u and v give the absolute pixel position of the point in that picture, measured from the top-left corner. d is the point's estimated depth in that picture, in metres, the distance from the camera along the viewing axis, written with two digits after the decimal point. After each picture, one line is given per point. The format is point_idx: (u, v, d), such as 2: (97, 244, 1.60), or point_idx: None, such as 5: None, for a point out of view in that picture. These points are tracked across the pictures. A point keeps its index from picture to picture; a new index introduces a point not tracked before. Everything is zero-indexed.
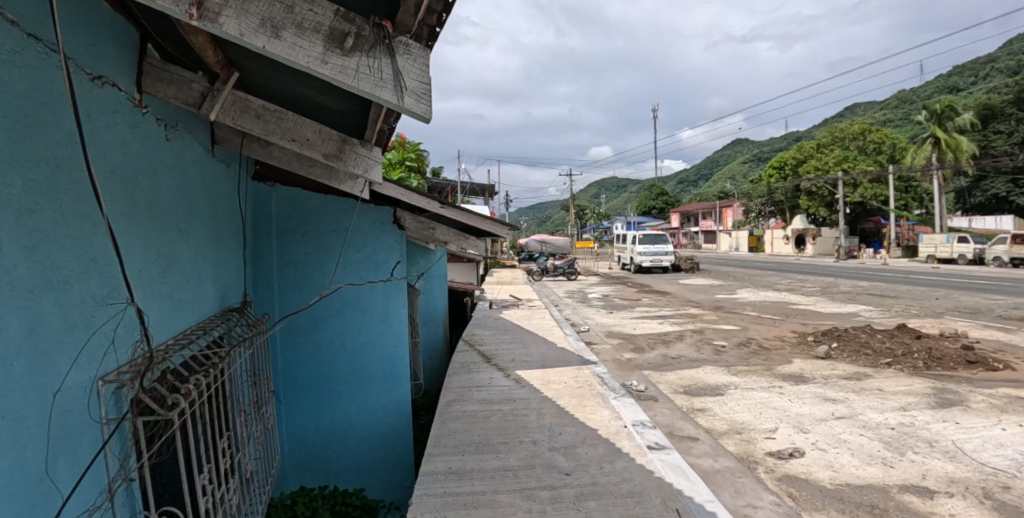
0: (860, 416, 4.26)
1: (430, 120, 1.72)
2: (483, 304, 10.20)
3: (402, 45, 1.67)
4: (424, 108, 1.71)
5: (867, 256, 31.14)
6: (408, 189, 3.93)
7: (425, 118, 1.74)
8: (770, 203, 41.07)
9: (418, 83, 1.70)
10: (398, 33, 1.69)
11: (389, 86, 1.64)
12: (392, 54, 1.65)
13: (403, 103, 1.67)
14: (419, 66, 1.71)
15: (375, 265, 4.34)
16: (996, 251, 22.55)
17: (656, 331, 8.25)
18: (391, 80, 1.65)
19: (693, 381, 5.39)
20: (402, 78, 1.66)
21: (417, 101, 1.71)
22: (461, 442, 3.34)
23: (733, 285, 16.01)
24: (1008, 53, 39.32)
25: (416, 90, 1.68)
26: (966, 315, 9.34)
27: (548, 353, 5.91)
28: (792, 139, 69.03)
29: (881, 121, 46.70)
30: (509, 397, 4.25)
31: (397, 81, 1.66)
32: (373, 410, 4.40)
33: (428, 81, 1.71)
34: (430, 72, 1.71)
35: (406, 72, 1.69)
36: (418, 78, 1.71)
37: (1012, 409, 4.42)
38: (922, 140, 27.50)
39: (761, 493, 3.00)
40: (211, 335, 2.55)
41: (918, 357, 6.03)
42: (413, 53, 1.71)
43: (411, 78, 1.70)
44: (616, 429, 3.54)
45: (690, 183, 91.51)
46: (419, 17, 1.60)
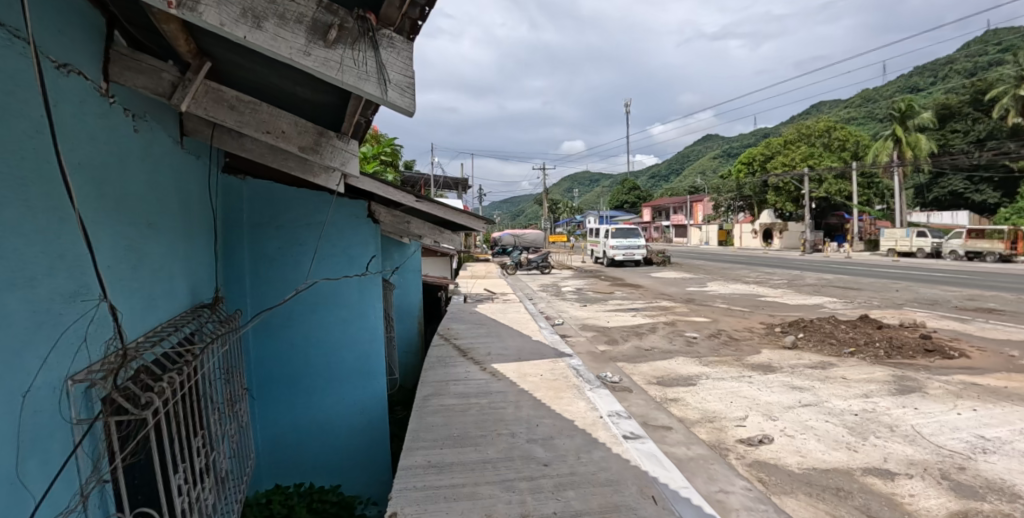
0: (824, 403, 4.43)
1: (413, 114, 1.71)
2: (458, 298, 10.17)
3: (385, 38, 1.65)
4: (410, 103, 1.71)
5: (831, 250, 32.23)
6: (383, 183, 3.88)
7: (409, 112, 1.73)
8: (738, 198, 42.08)
9: (401, 77, 1.68)
10: (381, 25, 1.67)
11: (372, 79, 1.63)
12: (375, 47, 1.63)
13: (388, 97, 1.67)
14: (403, 59, 1.69)
15: (351, 260, 4.29)
16: (953, 245, 23.62)
17: (630, 323, 8.38)
18: (375, 73, 1.63)
19: (666, 372, 5.49)
20: (385, 71, 1.65)
21: (402, 95, 1.70)
22: (440, 435, 3.34)
23: (703, 278, 16.39)
24: (966, 56, 41.05)
25: (400, 84, 1.67)
26: (923, 306, 9.79)
27: (524, 346, 5.95)
28: (761, 136, 70.56)
29: (846, 119, 48.23)
30: (486, 390, 4.27)
31: (380, 74, 1.64)
32: (349, 407, 4.37)
33: (414, 75, 1.71)
34: (414, 66, 1.69)
35: (390, 65, 1.67)
36: (403, 71, 1.70)
37: (966, 395, 4.67)
38: (884, 138, 28.53)
39: (733, 478, 3.09)
40: (183, 331, 2.49)
41: (880, 345, 6.30)
42: (396, 46, 1.68)
43: (395, 71, 1.68)
44: (593, 420, 3.60)
45: (662, 178, 92.97)
46: (403, 9, 1.60)
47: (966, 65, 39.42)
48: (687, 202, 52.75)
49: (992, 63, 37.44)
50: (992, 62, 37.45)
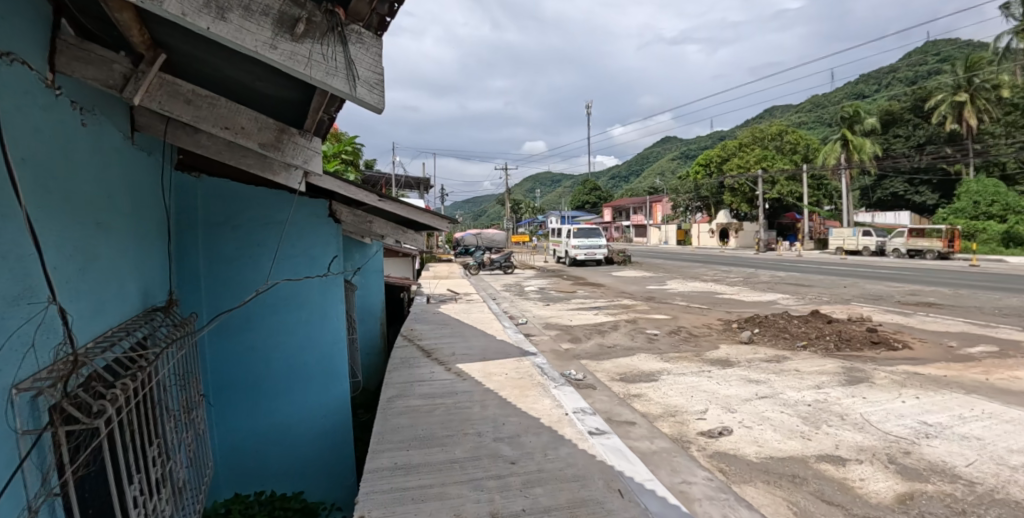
0: (780, 395, 4.62)
1: (382, 111, 1.69)
2: (421, 298, 10.06)
3: (354, 33, 1.63)
4: (380, 100, 1.69)
5: (783, 248, 33.62)
6: (345, 182, 3.81)
7: (378, 109, 1.72)
8: (696, 199, 43.25)
9: (370, 74, 1.67)
10: (350, 21, 1.64)
11: (341, 75, 1.61)
12: (344, 43, 1.61)
13: (357, 94, 1.65)
14: (372, 55, 1.67)
15: (312, 261, 4.21)
16: (895, 243, 25.00)
17: (592, 321, 8.50)
18: (343, 69, 1.61)
19: (629, 369, 5.61)
20: (354, 67, 1.63)
21: (372, 93, 1.69)
22: (406, 437, 3.31)
23: (662, 277, 16.79)
24: (907, 65, 43.50)
25: (369, 80, 1.66)
26: (869, 301, 10.33)
27: (489, 346, 5.95)
28: (717, 138, 72.82)
29: (796, 123, 50.36)
30: (452, 390, 4.25)
31: (350, 70, 1.62)
32: (312, 411, 4.28)
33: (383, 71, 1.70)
34: (383, 62, 1.67)
35: (359, 61, 1.65)
36: (372, 68, 1.69)
37: (909, 384, 4.96)
38: (833, 141, 29.85)
39: (694, 469, 3.19)
40: (135, 336, 2.39)
41: (830, 339, 6.62)
42: (365, 41, 1.67)
43: (363, 68, 1.66)
44: (558, 417, 3.64)
45: (622, 178, 94.68)
46: (373, 5, 1.57)
47: (907, 74, 41.75)
48: (647, 202, 53.88)
49: (930, 73, 39.84)
50: (930, 72, 39.83)
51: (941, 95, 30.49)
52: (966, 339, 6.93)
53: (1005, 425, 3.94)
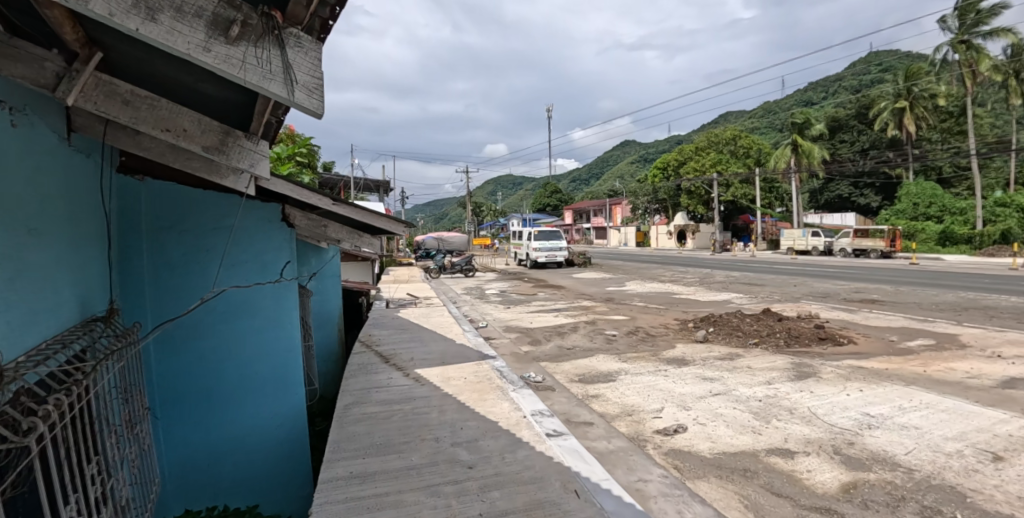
0: (732, 391, 4.76)
1: (322, 116, 1.66)
2: (380, 303, 9.90)
3: (292, 37, 1.59)
4: (321, 106, 1.66)
5: (737, 249, 34.80)
6: (296, 185, 3.70)
7: (318, 114, 1.68)
8: (655, 201, 44.25)
9: (309, 79, 1.63)
10: (289, 24, 1.60)
11: (279, 79, 1.57)
12: (282, 46, 1.57)
13: (297, 99, 1.60)
14: (311, 59, 1.63)
15: (264, 267, 4.07)
16: (842, 243, 26.29)
17: (553, 323, 8.56)
18: (281, 73, 1.57)
19: (588, 370, 5.66)
20: (292, 72, 1.59)
21: (312, 98, 1.65)
22: (362, 444, 3.24)
23: (621, 278, 17.08)
24: (852, 74, 45.77)
25: (308, 85, 1.62)
26: (818, 299, 10.78)
27: (447, 350, 5.91)
28: (675, 142, 74.83)
29: (749, 128, 52.25)
30: (409, 396, 4.19)
31: (288, 75, 1.58)
32: (266, 421, 4.14)
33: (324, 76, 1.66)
34: (323, 67, 1.64)
35: (298, 65, 1.61)
36: (313, 73, 1.65)
37: (852, 378, 5.20)
38: (783, 146, 31.08)
39: (650, 467, 3.24)
40: (73, 347, 2.25)
41: (780, 336, 6.87)
42: (304, 45, 1.63)
43: (302, 71, 1.62)
44: (516, 420, 3.64)
45: (583, 181, 96.02)
46: (311, 9, 1.54)
47: (851, 83, 43.92)
48: (607, 204, 54.77)
49: (872, 81, 42.02)
50: (871, 81, 42.04)
51: (882, 103, 32.24)
52: (905, 333, 7.33)
53: (940, 414, 4.17)
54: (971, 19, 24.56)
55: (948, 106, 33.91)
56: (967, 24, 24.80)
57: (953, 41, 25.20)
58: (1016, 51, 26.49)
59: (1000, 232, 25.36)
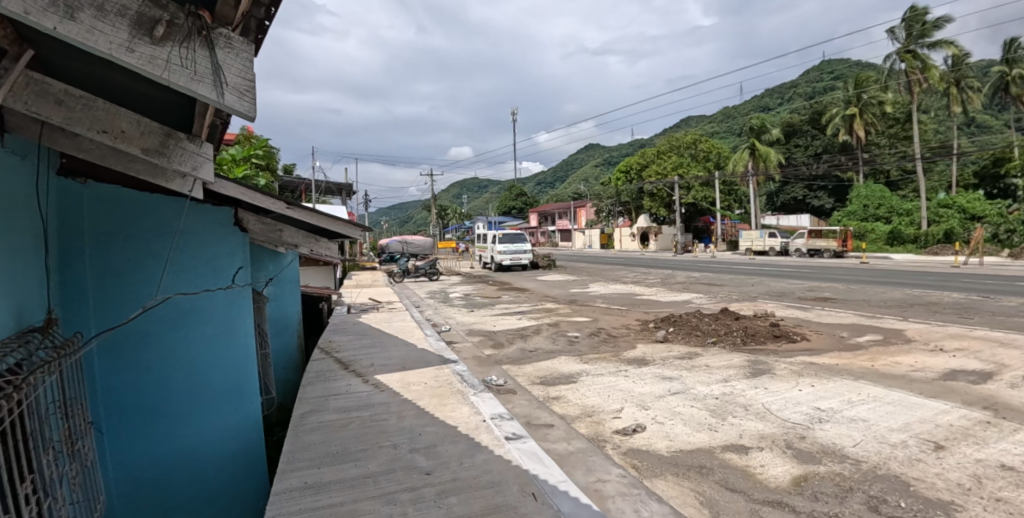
0: (690, 390, 4.86)
1: (251, 116, 1.77)
2: (341, 308, 9.72)
3: (221, 38, 1.70)
4: (249, 107, 1.77)
5: (698, 251, 35.69)
6: (248, 188, 3.59)
7: (247, 114, 1.78)
8: (618, 204, 44.98)
9: (238, 80, 1.73)
10: (216, 25, 1.71)
11: (207, 80, 1.66)
12: (210, 47, 1.67)
13: (226, 101, 1.71)
14: (239, 59, 1.73)
15: (215, 272, 3.97)
16: (797, 243, 27.27)
17: (516, 326, 8.58)
18: (209, 75, 1.66)
19: (549, 372, 5.69)
20: (222, 73, 1.69)
21: (242, 100, 1.76)
22: (318, 453, 3.17)
23: (585, 280, 17.27)
24: (806, 81, 47.63)
25: (236, 86, 1.72)
26: (774, 298, 11.14)
27: (409, 355, 5.85)
28: (638, 146, 76.31)
29: (709, 132, 53.72)
30: (368, 402, 4.13)
31: (216, 77, 1.68)
32: (220, 431, 4.04)
33: (251, 78, 1.77)
34: (252, 70, 1.75)
35: (226, 66, 1.71)
36: (241, 75, 1.75)
37: (804, 373, 5.39)
38: (741, 150, 32.02)
39: (609, 468, 3.27)
40: (6, 360, 2.12)
41: (737, 334, 7.06)
42: (232, 46, 1.73)
43: (230, 74, 1.72)
44: (476, 424, 3.64)
45: (549, 184, 96.79)
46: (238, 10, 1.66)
47: (805, 90, 45.70)
48: (571, 207, 55.30)
49: (824, 88, 43.78)
50: (823, 88, 43.85)
51: (834, 109, 33.63)
52: (855, 329, 7.64)
53: (885, 406, 4.36)
54: (918, 30, 25.88)
55: (894, 112, 35.65)
56: (913, 35, 26.13)
57: (900, 50, 26.46)
58: (956, 61, 28.05)
59: (944, 232, 26.78)
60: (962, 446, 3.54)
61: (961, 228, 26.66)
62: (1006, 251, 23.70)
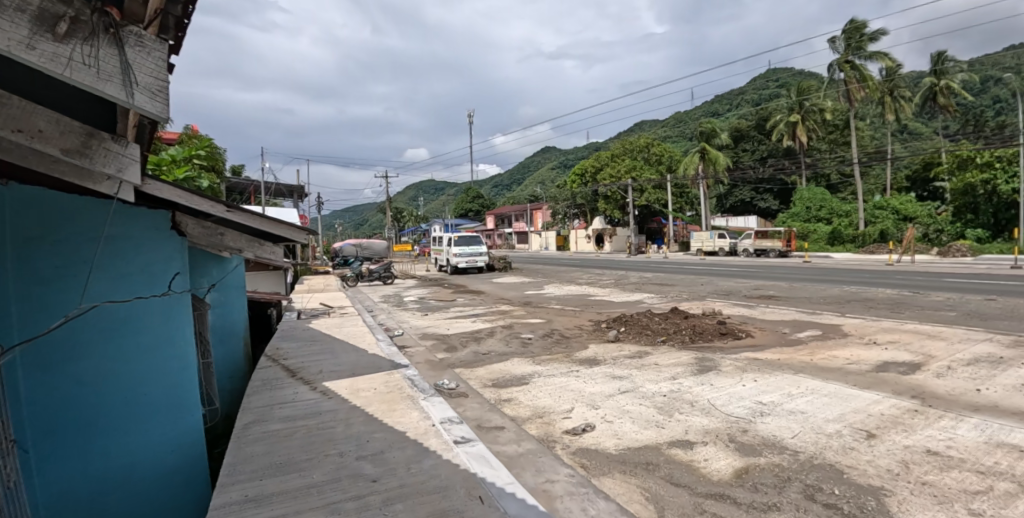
0: (638, 388, 4.99)
1: (161, 116, 1.98)
2: (291, 314, 9.45)
3: (131, 37, 1.89)
4: (158, 105, 1.99)
5: (652, 252, 36.74)
6: (185, 190, 3.44)
7: (157, 112, 2.00)
8: (574, 206, 45.65)
9: (148, 80, 1.93)
10: (127, 23, 1.90)
11: (116, 81, 1.86)
12: (118, 46, 1.86)
13: (136, 100, 1.92)
14: (149, 59, 1.93)
15: (151, 278, 3.82)
16: (745, 244, 28.42)
17: (469, 329, 8.58)
18: (119, 75, 1.86)
19: (501, 374, 5.72)
20: (131, 74, 1.89)
21: (152, 98, 1.97)
22: (260, 465, 3.07)
23: (540, 282, 17.42)
24: (753, 89, 49.72)
25: (146, 86, 1.93)
26: (722, 297, 11.56)
27: (359, 360, 5.75)
28: (594, 149, 77.83)
29: (662, 137, 55.32)
30: (315, 410, 4.03)
31: (126, 76, 1.87)
32: (160, 444, 3.88)
33: (161, 79, 1.97)
34: (161, 69, 1.95)
35: (137, 66, 1.90)
36: (151, 74, 1.95)
37: (747, 369, 5.62)
38: (692, 153, 33.08)
39: (558, 468, 3.32)
40: None
41: (685, 333, 7.28)
42: (143, 46, 1.93)
43: (141, 73, 1.92)
44: (425, 429, 3.63)
45: (507, 186, 97.29)
46: (148, 9, 1.85)
47: (752, 97, 47.68)
48: (527, 209, 55.61)
49: (770, 96, 45.75)
50: (769, 95, 45.90)
51: (778, 116, 35.22)
52: (796, 325, 8.03)
53: (823, 398, 4.59)
54: (856, 42, 27.44)
55: (834, 119, 37.66)
56: (852, 46, 27.69)
57: (839, 60, 27.91)
58: (889, 73, 29.87)
59: (880, 232, 28.62)
60: (892, 433, 3.78)
61: (895, 228, 28.39)
62: (933, 249, 25.46)
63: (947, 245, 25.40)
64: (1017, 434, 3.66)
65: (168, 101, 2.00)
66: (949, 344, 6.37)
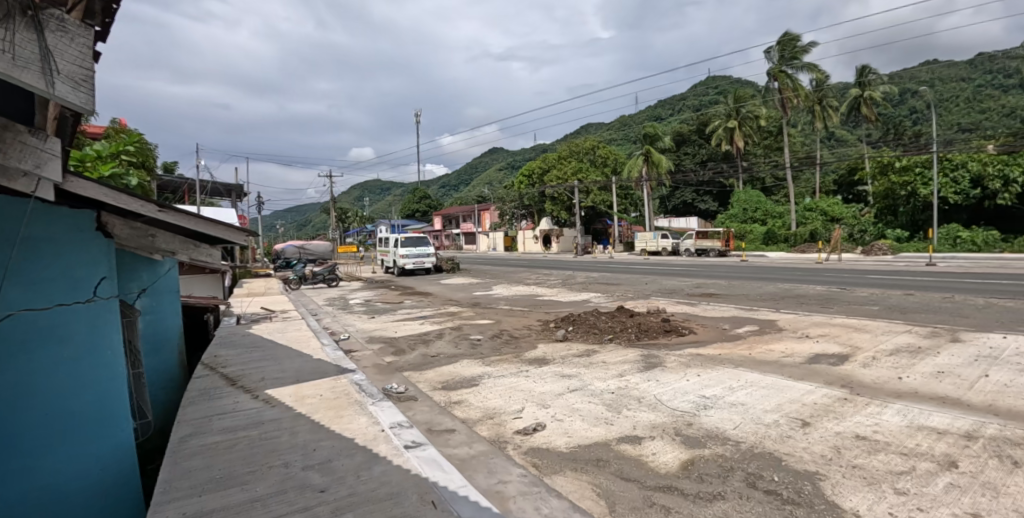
0: (587, 386, 5.08)
1: (86, 107, 1.98)
2: (229, 319, 8.98)
3: (51, 22, 1.91)
4: (83, 95, 1.99)
5: (598, 252, 37.59)
6: (112, 189, 3.20)
7: (82, 103, 2.00)
8: (521, 207, 46.00)
9: (71, 67, 1.94)
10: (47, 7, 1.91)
11: (34, 68, 1.85)
12: (38, 31, 1.87)
13: (56, 89, 1.92)
14: (72, 47, 1.95)
15: (75, 283, 3.50)
16: (686, 244, 29.55)
17: (418, 331, 8.46)
18: (38, 62, 1.86)
19: (451, 376, 5.67)
20: (53, 61, 1.89)
21: (75, 88, 1.98)
22: (198, 481, 2.90)
23: (489, 282, 17.42)
24: (693, 95, 51.87)
25: (69, 75, 1.94)
26: (666, 295, 11.97)
27: (303, 366, 5.54)
28: (541, 150, 78.82)
29: (608, 139, 56.72)
30: (257, 420, 3.86)
31: (46, 64, 1.88)
32: (87, 461, 3.59)
33: (84, 67, 1.98)
34: (85, 57, 1.96)
35: (57, 53, 1.91)
36: (73, 63, 1.96)
37: (689, 364, 5.84)
38: (636, 156, 34.04)
39: (510, 468, 3.33)
40: None
41: (631, 331, 7.49)
42: (65, 32, 1.94)
43: (63, 61, 1.93)
44: (374, 434, 3.55)
45: (454, 187, 96.88)
46: None
47: (693, 102, 49.73)
48: (475, 210, 55.47)
49: (710, 102, 47.83)
50: (708, 102, 48.04)
51: (716, 121, 36.83)
52: (734, 322, 8.43)
53: (760, 390, 4.83)
54: (790, 53, 29.14)
55: (768, 126, 39.85)
56: (785, 57, 29.38)
57: (774, 70, 29.50)
58: (818, 83, 31.86)
59: (809, 233, 30.34)
60: (825, 421, 4.03)
61: (823, 229, 30.32)
62: (858, 249, 27.39)
63: (869, 244, 27.42)
64: (933, 418, 3.99)
65: (93, 91, 2.01)
66: (871, 337, 6.87)
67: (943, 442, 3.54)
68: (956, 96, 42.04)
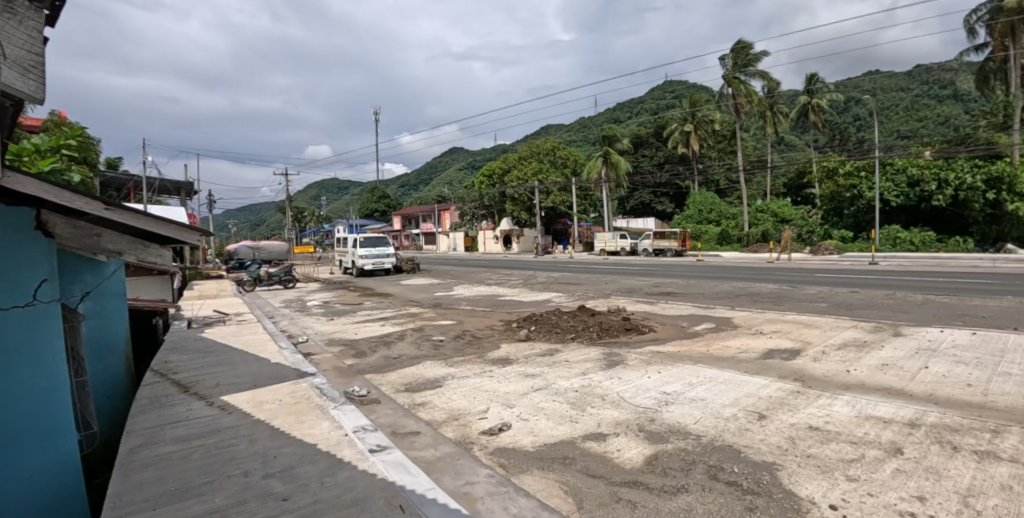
0: (551, 385, 5.13)
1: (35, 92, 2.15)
2: (180, 323, 8.58)
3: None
4: (27, 82, 2.14)
5: (558, 252, 37.98)
6: (55, 185, 3.00)
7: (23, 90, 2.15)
8: (482, 207, 45.96)
9: (17, 54, 2.12)
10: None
11: None
12: None
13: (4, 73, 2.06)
14: (19, 36, 2.13)
15: (14, 285, 3.25)
16: (644, 244, 30.24)
17: (379, 333, 8.32)
18: None
19: (415, 378, 5.61)
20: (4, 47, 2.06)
21: (20, 74, 2.13)
22: (151, 494, 2.75)
23: (450, 283, 17.30)
24: (651, 98, 53.15)
25: (16, 61, 2.10)
26: (626, 294, 12.20)
27: (261, 371, 5.35)
28: (501, 151, 79.06)
29: (568, 141, 57.38)
30: (213, 428, 3.69)
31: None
32: (31, 476, 3.36)
33: (27, 55, 2.16)
34: (32, 45, 2.16)
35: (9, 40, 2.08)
36: (19, 50, 2.13)
37: (650, 362, 5.98)
38: (596, 157, 34.55)
39: (477, 469, 3.32)
40: None
41: (593, 330, 7.60)
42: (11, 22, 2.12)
43: (11, 47, 2.10)
44: (337, 439, 3.47)
45: (413, 186, 95.83)
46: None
47: (650, 106, 50.96)
48: (435, 210, 54.99)
49: (666, 106, 49.13)
50: (665, 106, 49.36)
51: (673, 124, 37.85)
52: (692, 320, 8.67)
53: (718, 386, 5.00)
54: (743, 60, 30.30)
55: (722, 130, 41.27)
56: (738, 64, 30.48)
57: (728, 76, 30.58)
58: (770, 89, 33.19)
59: (761, 233, 31.68)
60: (779, 413, 4.21)
61: (774, 229, 31.63)
62: (806, 249, 28.74)
63: (817, 244, 28.82)
64: (880, 407, 4.23)
65: (38, 78, 2.18)
66: (819, 333, 7.21)
67: (889, 430, 3.76)
68: (895, 106, 44.74)
